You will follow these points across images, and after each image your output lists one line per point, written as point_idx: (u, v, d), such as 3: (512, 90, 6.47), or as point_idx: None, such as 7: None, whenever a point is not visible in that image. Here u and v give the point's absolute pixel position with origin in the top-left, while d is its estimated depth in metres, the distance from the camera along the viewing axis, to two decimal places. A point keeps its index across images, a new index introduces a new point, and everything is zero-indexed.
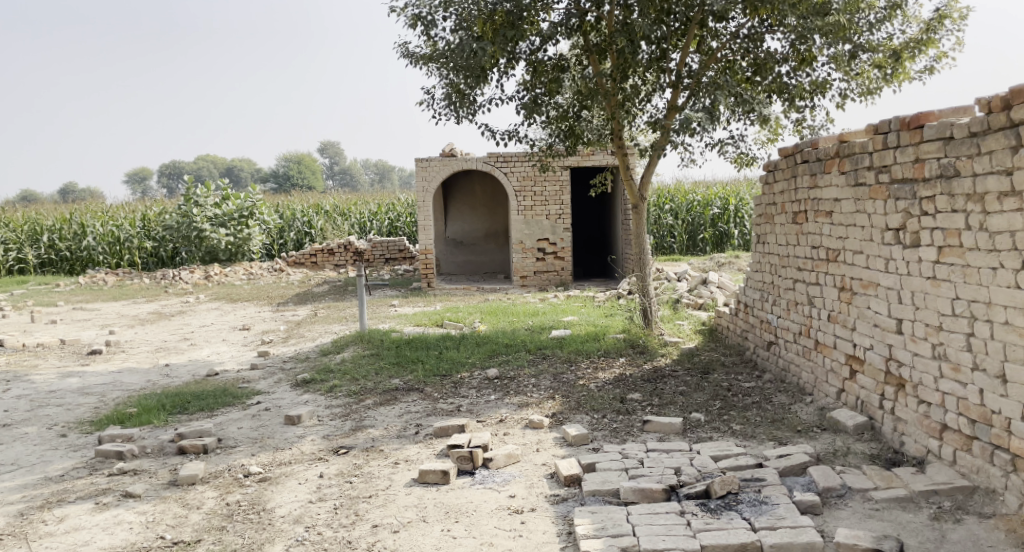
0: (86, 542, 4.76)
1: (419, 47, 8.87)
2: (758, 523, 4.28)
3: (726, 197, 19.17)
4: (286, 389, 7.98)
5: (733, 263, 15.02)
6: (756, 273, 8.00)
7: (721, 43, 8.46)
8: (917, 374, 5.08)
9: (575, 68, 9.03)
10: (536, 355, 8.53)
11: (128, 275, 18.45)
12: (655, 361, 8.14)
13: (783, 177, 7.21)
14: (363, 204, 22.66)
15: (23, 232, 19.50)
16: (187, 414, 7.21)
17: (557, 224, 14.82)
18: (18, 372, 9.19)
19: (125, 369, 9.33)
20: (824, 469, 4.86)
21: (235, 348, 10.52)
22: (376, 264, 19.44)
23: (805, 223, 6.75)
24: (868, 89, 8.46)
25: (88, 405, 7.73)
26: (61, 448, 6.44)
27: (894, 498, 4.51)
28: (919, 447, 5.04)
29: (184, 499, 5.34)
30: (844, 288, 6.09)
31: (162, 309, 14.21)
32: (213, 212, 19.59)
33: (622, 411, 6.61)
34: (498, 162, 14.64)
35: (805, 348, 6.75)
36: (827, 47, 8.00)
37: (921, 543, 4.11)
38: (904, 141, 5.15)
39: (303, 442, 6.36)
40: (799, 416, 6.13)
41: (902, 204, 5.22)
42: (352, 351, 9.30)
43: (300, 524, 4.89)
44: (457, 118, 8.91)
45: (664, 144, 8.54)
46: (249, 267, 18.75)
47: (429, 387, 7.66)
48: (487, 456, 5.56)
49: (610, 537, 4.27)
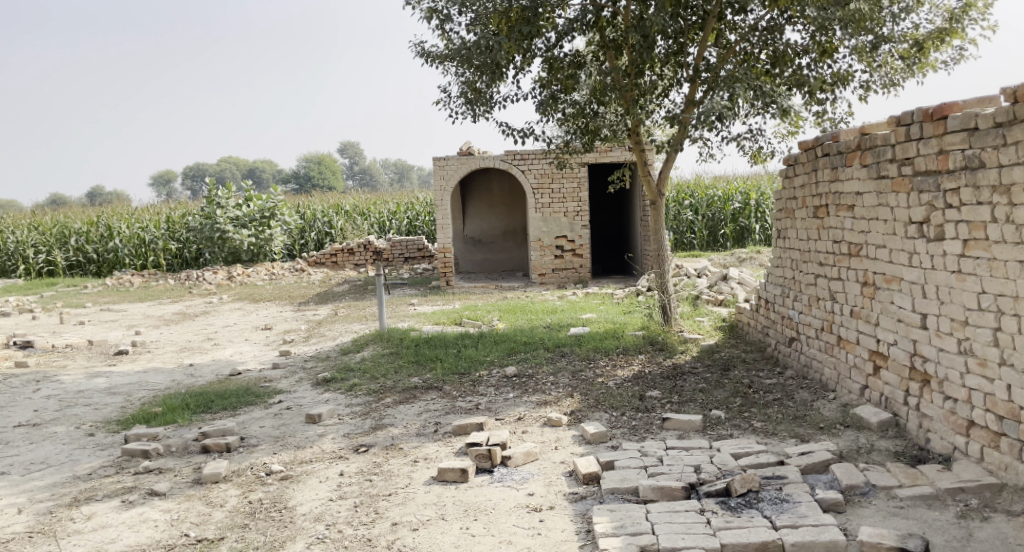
0: (113, 540, 4.80)
1: (436, 46, 8.86)
2: (779, 521, 4.23)
3: (747, 192, 19.00)
4: (307, 388, 8.02)
5: (754, 259, 14.90)
6: (776, 268, 7.92)
7: (739, 36, 8.38)
8: (943, 370, 4.99)
9: (591, 63, 8.98)
10: (555, 352, 8.51)
11: (153, 276, 18.63)
12: (675, 358, 8.08)
13: (803, 171, 7.13)
14: (382, 204, 22.73)
15: (52, 235, 19.84)
16: (211, 413, 7.27)
17: (575, 222, 14.78)
18: (47, 372, 9.32)
19: (151, 369, 9.41)
20: (847, 466, 4.78)
21: (257, 348, 10.59)
22: (396, 263, 19.51)
23: (826, 218, 6.66)
24: (890, 81, 8.35)
25: (115, 404, 7.82)
26: (89, 446, 6.51)
27: (919, 496, 4.43)
28: (945, 444, 4.96)
29: (207, 497, 5.37)
30: (867, 283, 6.00)
31: (186, 309, 14.35)
32: (235, 213, 19.75)
33: (641, 408, 6.56)
34: (516, 159, 14.60)
35: (827, 344, 6.66)
36: (849, 38, 7.91)
37: (947, 541, 4.03)
38: (927, 133, 5.06)
39: (324, 440, 6.38)
40: (822, 412, 6.06)
41: (925, 197, 5.13)
42: (371, 350, 9.33)
43: (322, 522, 4.89)
44: (474, 116, 8.89)
45: (682, 139, 8.48)
46: (271, 268, 18.87)
47: (449, 385, 7.66)
48: (506, 454, 5.55)
49: (630, 535, 4.23)
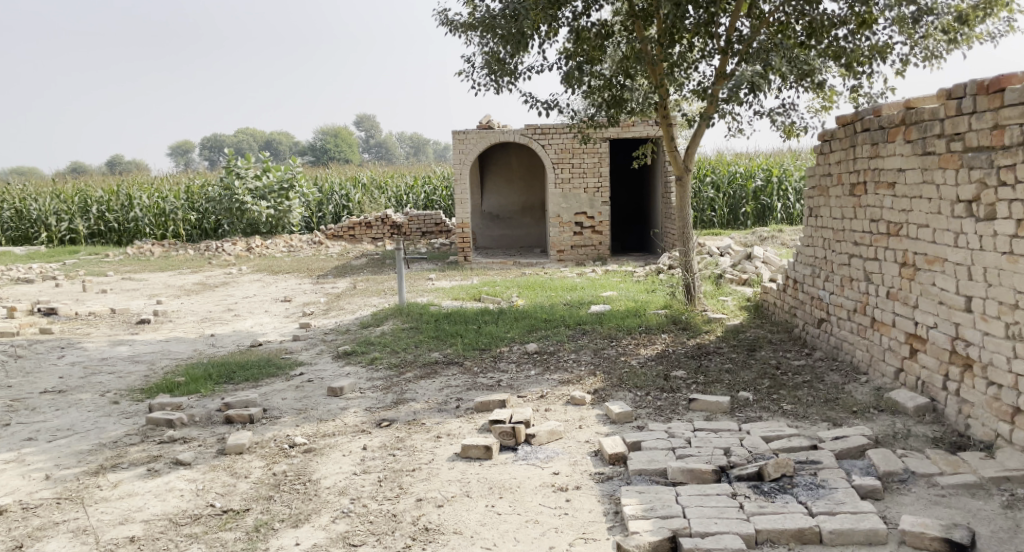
0: (139, 508, 4.77)
1: (460, 14, 8.67)
2: (816, 508, 4.11)
3: (769, 169, 18.73)
4: (328, 360, 7.98)
5: (777, 238, 14.72)
6: (806, 247, 7.76)
7: (773, 7, 8.15)
8: (987, 354, 4.85)
9: (619, 34, 8.77)
10: (575, 330, 8.40)
11: (173, 246, 18.62)
12: (699, 338, 7.93)
13: (840, 146, 6.93)
14: (400, 178, 22.59)
15: (74, 204, 19.91)
16: (234, 384, 7.25)
17: (595, 198, 14.60)
18: (71, 340, 9.33)
19: (173, 338, 9.42)
20: (884, 452, 4.66)
21: (277, 320, 10.54)
22: (413, 237, 19.42)
23: (864, 196, 6.48)
24: (931, 54, 8.14)
25: (139, 373, 7.81)
26: (114, 414, 6.48)
27: (961, 484, 4.31)
28: (986, 431, 4.82)
29: (232, 467, 5.33)
30: (906, 264, 5.84)
31: (206, 280, 14.35)
32: (254, 185, 19.66)
33: (667, 388, 6.46)
34: (537, 133, 14.38)
35: (860, 326, 6.53)
36: (890, 9, 7.70)
37: (993, 532, 3.91)
38: (981, 106, 4.87)
39: (346, 413, 6.33)
40: (854, 396, 5.93)
41: (976, 173, 4.95)
42: (391, 324, 9.26)
43: (346, 496, 4.84)
44: (498, 86, 8.73)
45: (711, 113, 8.29)
46: (289, 240, 18.82)
47: (469, 361, 7.59)
48: (530, 432, 5.46)
49: (660, 518, 4.13)
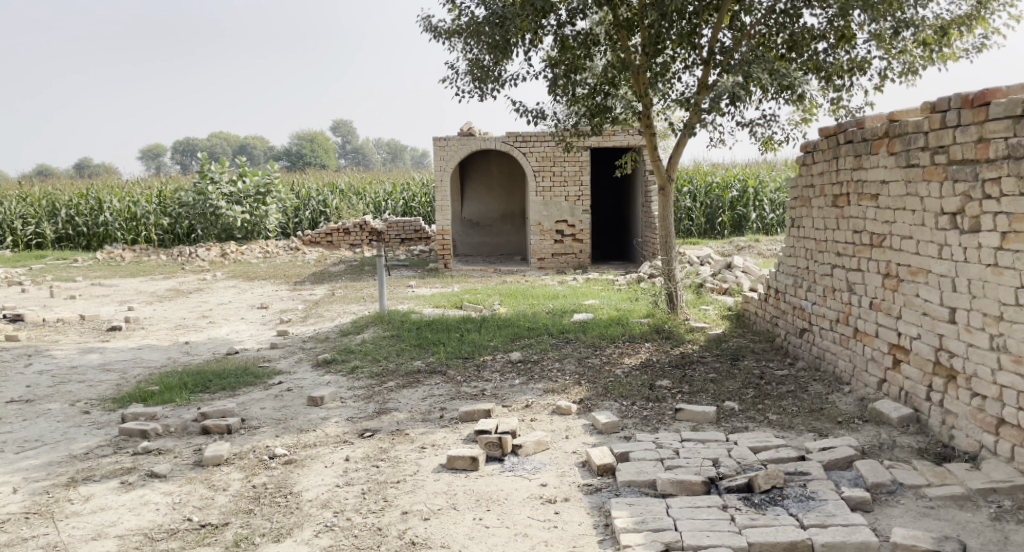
0: (113, 523, 4.65)
1: (444, 21, 8.63)
2: (806, 520, 4.11)
3: (745, 180, 18.88)
4: (307, 369, 7.86)
5: (754, 247, 14.82)
6: (788, 257, 7.78)
7: (755, 19, 8.19)
8: (972, 365, 4.88)
9: (603, 43, 8.76)
10: (558, 339, 8.37)
11: (145, 251, 18.32)
12: (682, 347, 7.92)
13: (823, 158, 6.97)
14: (378, 184, 22.46)
15: (41, 207, 19.53)
16: (210, 393, 7.12)
17: (576, 206, 14.59)
18: (38, 347, 9.10)
19: (145, 346, 9.25)
20: (872, 463, 4.67)
21: (253, 327, 10.39)
22: (392, 244, 19.28)
23: (847, 207, 6.52)
24: (909, 68, 8.23)
25: (110, 382, 7.64)
26: (85, 425, 6.33)
27: (949, 496, 4.32)
28: (970, 442, 4.86)
29: (210, 480, 5.22)
30: (889, 275, 5.88)
31: (180, 286, 14.13)
32: (229, 189, 19.43)
33: (652, 398, 6.44)
34: (518, 141, 14.36)
35: (842, 336, 6.56)
36: (868, 24, 7.77)
37: (983, 544, 3.92)
38: (967, 120, 4.92)
39: (327, 424, 6.24)
40: (838, 406, 5.95)
41: (961, 187, 5.00)
42: (372, 332, 9.18)
43: (330, 509, 4.75)
44: (482, 94, 8.69)
45: (694, 123, 8.30)
46: (265, 246, 18.61)
47: (452, 370, 7.51)
48: (516, 443, 5.40)
49: (652, 531, 4.10)
